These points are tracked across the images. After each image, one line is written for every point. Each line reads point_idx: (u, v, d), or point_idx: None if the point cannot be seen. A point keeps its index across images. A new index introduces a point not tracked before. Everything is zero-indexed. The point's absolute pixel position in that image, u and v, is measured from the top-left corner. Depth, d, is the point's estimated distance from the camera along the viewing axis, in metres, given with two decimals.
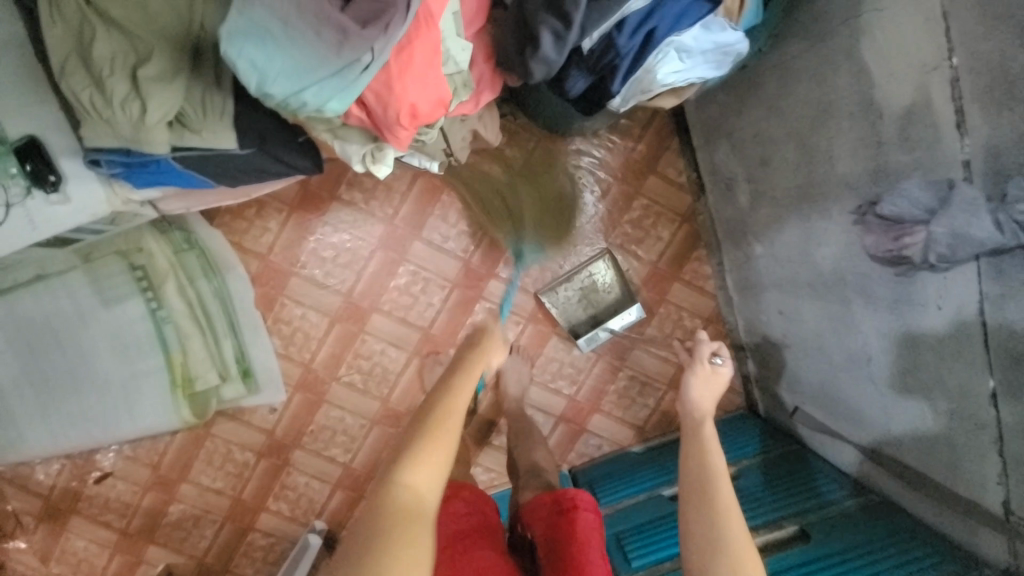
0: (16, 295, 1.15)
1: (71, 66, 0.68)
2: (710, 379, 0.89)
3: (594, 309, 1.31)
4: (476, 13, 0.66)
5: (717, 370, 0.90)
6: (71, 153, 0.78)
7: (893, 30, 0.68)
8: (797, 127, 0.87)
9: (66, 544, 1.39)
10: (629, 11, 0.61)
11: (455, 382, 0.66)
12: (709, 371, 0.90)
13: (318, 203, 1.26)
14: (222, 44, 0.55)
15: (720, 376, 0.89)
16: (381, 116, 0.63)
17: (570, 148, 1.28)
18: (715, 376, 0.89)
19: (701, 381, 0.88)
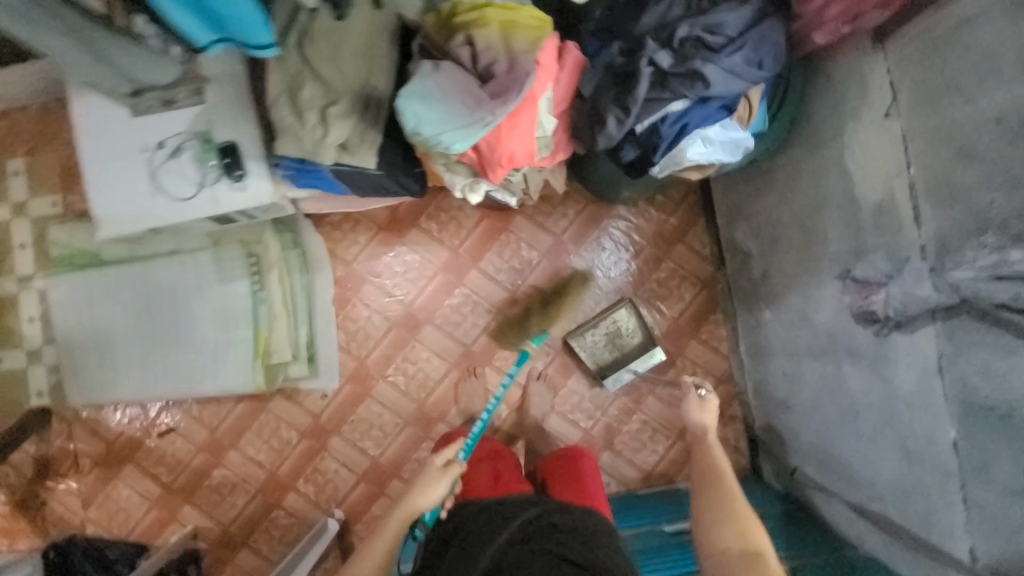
0: (155, 262, 1.42)
1: (281, 98, 0.98)
2: (706, 404, 1.08)
3: (618, 353, 1.46)
4: (563, 99, 0.93)
5: (705, 399, 1.07)
6: (256, 156, 1.07)
7: (868, 144, 0.89)
8: (800, 214, 1.09)
9: (112, 491, 1.52)
10: (671, 110, 0.84)
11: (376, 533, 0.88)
12: (698, 399, 1.08)
13: (401, 227, 1.53)
14: (399, 101, 0.84)
15: (711, 403, 1.07)
16: (487, 157, 0.89)
17: (613, 212, 1.52)
18: (712, 404, 1.07)
19: (699, 405, 1.08)
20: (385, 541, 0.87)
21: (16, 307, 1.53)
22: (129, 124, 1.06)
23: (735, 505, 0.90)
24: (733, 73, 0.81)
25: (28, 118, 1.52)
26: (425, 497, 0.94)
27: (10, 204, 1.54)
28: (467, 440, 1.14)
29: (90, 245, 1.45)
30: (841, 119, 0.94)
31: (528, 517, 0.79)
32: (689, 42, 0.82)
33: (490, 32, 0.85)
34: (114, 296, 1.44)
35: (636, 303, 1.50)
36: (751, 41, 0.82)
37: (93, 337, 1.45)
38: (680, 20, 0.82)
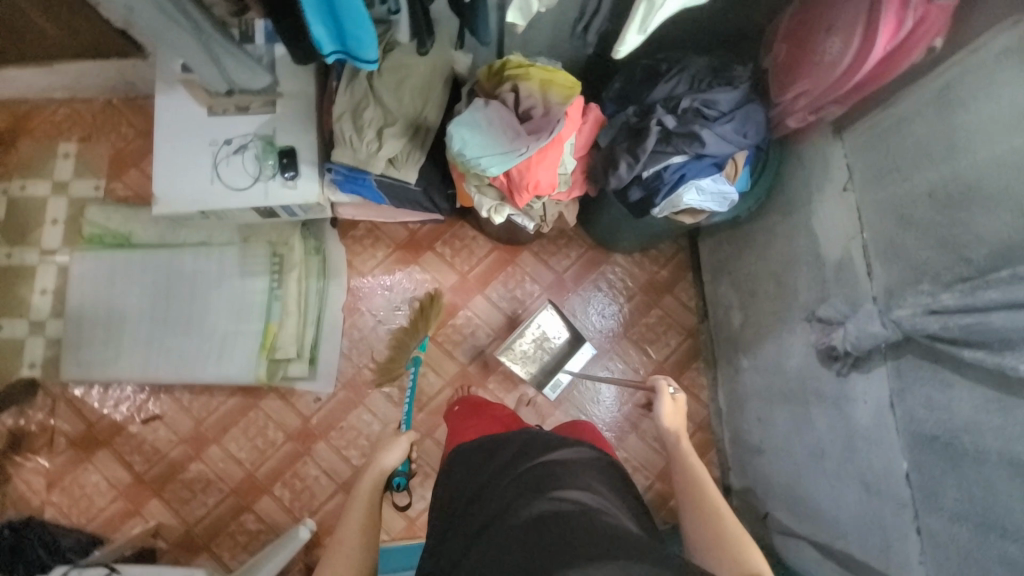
0: (183, 251, 1.51)
1: (343, 114, 1.14)
2: (675, 404, 1.04)
3: (551, 357, 1.52)
4: (583, 146, 1.11)
5: (676, 396, 1.04)
6: (309, 162, 1.21)
7: (828, 213, 1.08)
8: (774, 270, 1.26)
9: (81, 475, 1.48)
10: (673, 161, 1.02)
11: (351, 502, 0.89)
12: (670, 401, 1.04)
13: (417, 248, 1.66)
14: (451, 127, 1.01)
15: (681, 402, 1.04)
16: (517, 183, 1.05)
17: (611, 259, 1.69)
18: (681, 405, 1.04)
19: (670, 408, 1.03)
20: (361, 507, 0.88)
21: (32, 278, 1.58)
22: (205, 121, 1.22)
23: (724, 527, 0.82)
24: (724, 139, 1.00)
25: (91, 109, 1.67)
26: (389, 456, 0.98)
27: (52, 182, 1.64)
28: (403, 416, 1.36)
29: (122, 228, 1.55)
30: (809, 192, 1.14)
31: (545, 451, 0.74)
32: (690, 111, 1.02)
33: (532, 85, 1.04)
34: (134, 277, 1.50)
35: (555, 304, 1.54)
36: (739, 116, 1.02)
37: (103, 314, 1.49)
38: (683, 94, 1.03)
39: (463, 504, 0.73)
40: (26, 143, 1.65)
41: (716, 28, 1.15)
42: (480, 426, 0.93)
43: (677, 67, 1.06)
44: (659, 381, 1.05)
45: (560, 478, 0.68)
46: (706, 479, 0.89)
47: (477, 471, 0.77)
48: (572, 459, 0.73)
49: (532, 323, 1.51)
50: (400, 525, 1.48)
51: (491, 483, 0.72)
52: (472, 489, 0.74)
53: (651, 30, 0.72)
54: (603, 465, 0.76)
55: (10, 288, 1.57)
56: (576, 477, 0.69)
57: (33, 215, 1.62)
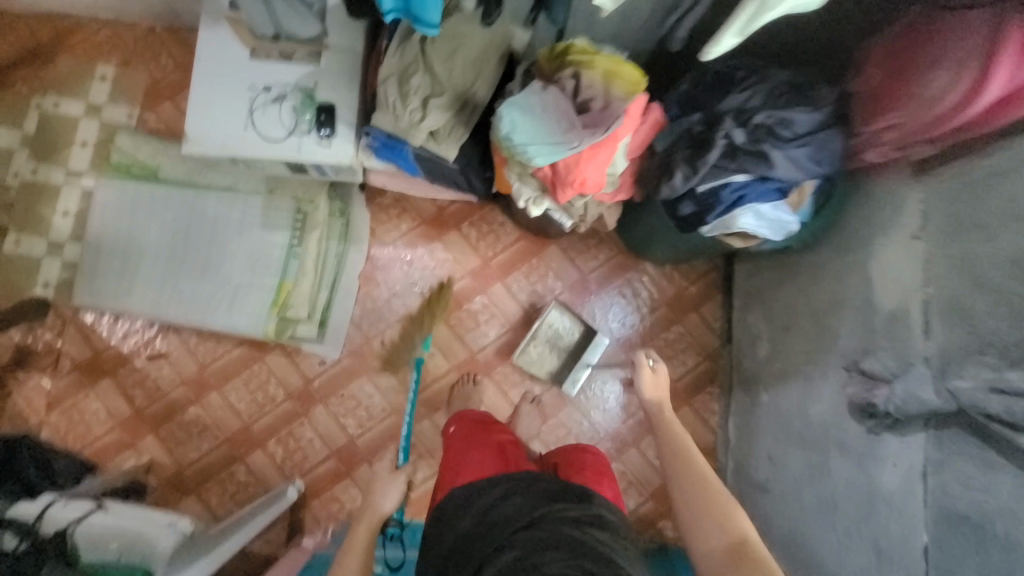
0: (206, 193, 1.48)
1: (389, 77, 1.08)
2: (654, 375, 1.25)
3: (565, 355, 1.52)
4: (637, 147, 1.03)
5: (656, 368, 1.26)
6: (346, 121, 1.15)
7: (891, 261, 1.00)
8: (817, 309, 1.19)
9: (82, 400, 1.49)
10: (734, 179, 0.93)
11: (348, 547, 0.93)
12: (649, 372, 1.24)
13: (443, 225, 1.60)
14: (502, 107, 0.95)
15: (660, 373, 1.25)
16: (561, 177, 0.98)
17: (640, 267, 1.62)
18: (661, 376, 1.25)
19: (648, 379, 1.23)
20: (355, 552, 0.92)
21: (55, 197, 1.56)
22: (246, 63, 1.17)
23: (710, 499, 0.90)
24: (795, 163, 0.90)
25: (133, 34, 1.62)
26: (385, 503, 1.02)
27: (87, 104, 1.60)
28: (402, 434, 1.36)
29: (150, 160, 1.52)
30: (871, 232, 1.05)
31: (540, 511, 0.72)
32: (762, 128, 0.92)
33: (594, 74, 0.96)
34: (156, 213, 1.48)
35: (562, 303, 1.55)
36: (816, 142, 0.91)
37: (121, 244, 1.48)
38: (758, 108, 0.93)
39: (455, 557, 0.73)
40: (64, 58, 1.62)
41: (803, 39, 1.06)
42: (474, 460, 0.87)
43: (755, 77, 0.97)
44: (639, 357, 1.26)
45: (553, 545, 0.67)
46: (691, 444, 1.02)
47: (470, 523, 0.75)
48: (574, 521, 0.71)
49: (543, 321, 1.52)
50: None
51: (484, 541, 0.71)
52: (463, 544, 0.73)
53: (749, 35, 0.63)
54: (600, 521, 0.74)
55: (33, 205, 1.56)
56: (570, 541, 0.67)
57: (63, 134, 1.59)
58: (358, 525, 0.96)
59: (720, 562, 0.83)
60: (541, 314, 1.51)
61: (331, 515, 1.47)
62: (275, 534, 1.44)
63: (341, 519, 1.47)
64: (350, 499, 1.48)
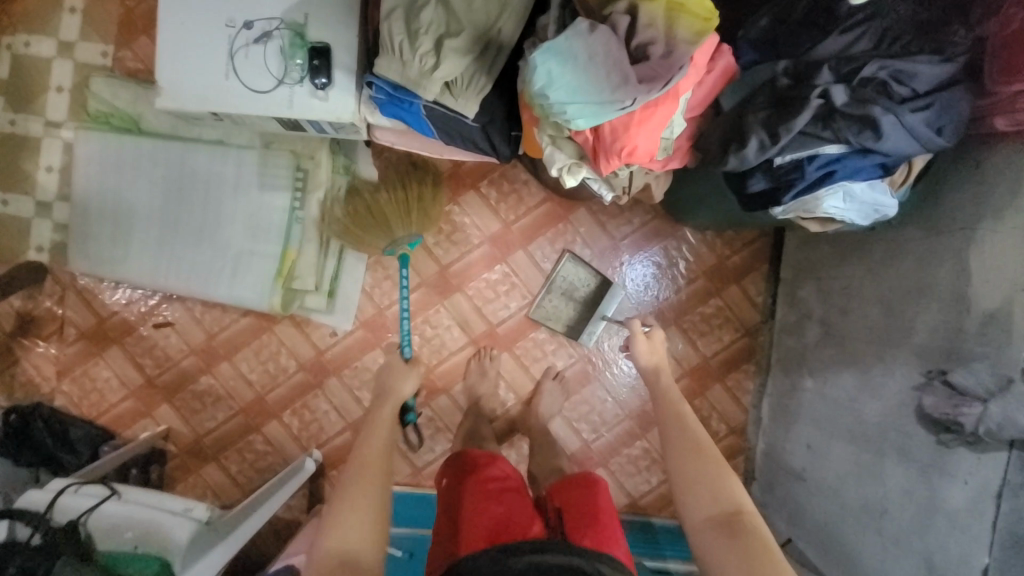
0: (195, 147, 1.32)
1: (395, 13, 0.88)
2: (649, 341, 1.13)
3: (581, 307, 1.43)
4: (698, 104, 0.84)
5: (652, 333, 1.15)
6: (346, 68, 0.97)
7: (997, 250, 0.84)
8: (888, 295, 1.04)
9: (92, 368, 1.45)
10: (825, 151, 0.76)
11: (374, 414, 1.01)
12: (643, 339, 1.13)
13: (459, 184, 1.44)
14: (535, 54, 0.76)
15: (654, 337, 1.14)
16: (606, 144, 0.81)
17: (678, 233, 1.45)
18: (656, 341, 1.14)
19: (644, 346, 1.13)
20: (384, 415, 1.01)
21: (36, 151, 1.42)
22: None
23: (701, 465, 0.85)
24: (910, 133, 0.72)
25: None
26: (405, 384, 1.14)
27: (57, 41, 1.41)
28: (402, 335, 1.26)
29: (130, 108, 1.34)
30: (979, 213, 0.87)
31: None
32: (872, 84, 0.72)
33: (656, 9, 0.75)
34: (143, 170, 1.33)
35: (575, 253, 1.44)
36: (938, 104, 0.72)
37: (110, 206, 1.35)
38: (867, 57, 0.73)
39: None
40: None
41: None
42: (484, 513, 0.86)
43: (863, 12, 0.75)
44: (632, 324, 1.14)
45: None
46: (687, 414, 0.95)
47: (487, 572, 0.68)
48: None
49: (555, 275, 1.43)
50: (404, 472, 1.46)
51: None
52: None
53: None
54: None
55: (15, 160, 1.42)
56: None
57: (35, 78, 1.41)
58: (384, 403, 1.06)
59: (709, 531, 0.78)
60: (551, 265, 1.43)
61: None
62: (295, 501, 1.45)
63: None
64: None
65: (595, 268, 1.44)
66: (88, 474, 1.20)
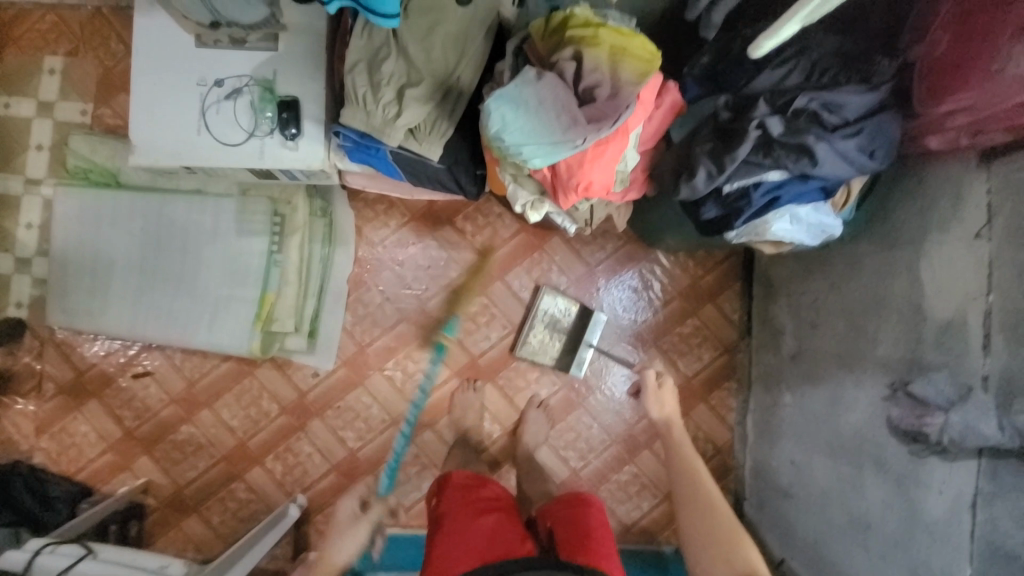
0: (172, 198, 1.35)
1: (358, 67, 0.93)
2: (661, 392, 1.23)
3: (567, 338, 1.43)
4: (650, 138, 0.89)
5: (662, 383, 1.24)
6: (314, 118, 1.01)
7: (946, 261, 0.87)
8: (851, 308, 1.07)
9: (70, 423, 1.43)
10: (768, 178, 0.80)
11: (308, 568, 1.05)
12: (655, 387, 1.24)
13: (435, 220, 1.47)
14: (490, 100, 0.80)
15: (666, 387, 1.23)
16: (563, 181, 0.84)
17: (652, 257, 1.48)
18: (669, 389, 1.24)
19: (656, 393, 1.23)
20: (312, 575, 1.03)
21: (15, 209, 1.44)
22: (193, 55, 1.02)
23: (716, 532, 0.93)
24: (843, 158, 0.77)
25: (77, 18, 1.44)
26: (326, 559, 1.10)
27: (36, 102, 1.45)
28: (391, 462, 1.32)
29: (109, 163, 1.37)
30: (924, 226, 0.91)
31: None
32: (804, 115, 0.77)
33: (600, 54, 0.81)
34: (120, 223, 1.35)
35: (553, 288, 1.44)
36: (867, 130, 0.78)
37: (88, 259, 1.36)
38: (799, 89, 0.78)
39: None
40: (8, 53, 1.45)
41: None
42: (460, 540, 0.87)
43: (794, 47, 0.80)
44: (647, 376, 1.24)
45: None
46: (705, 480, 1.01)
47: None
48: None
49: (537, 310, 1.43)
50: (391, 513, 1.43)
51: None
52: None
53: (809, 22, 0.60)
54: None
55: None
56: None
57: (15, 137, 1.45)
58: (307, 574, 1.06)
59: None
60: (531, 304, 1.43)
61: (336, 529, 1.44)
62: (280, 551, 1.41)
63: None
64: None
65: (573, 295, 1.46)
66: (63, 534, 1.16)
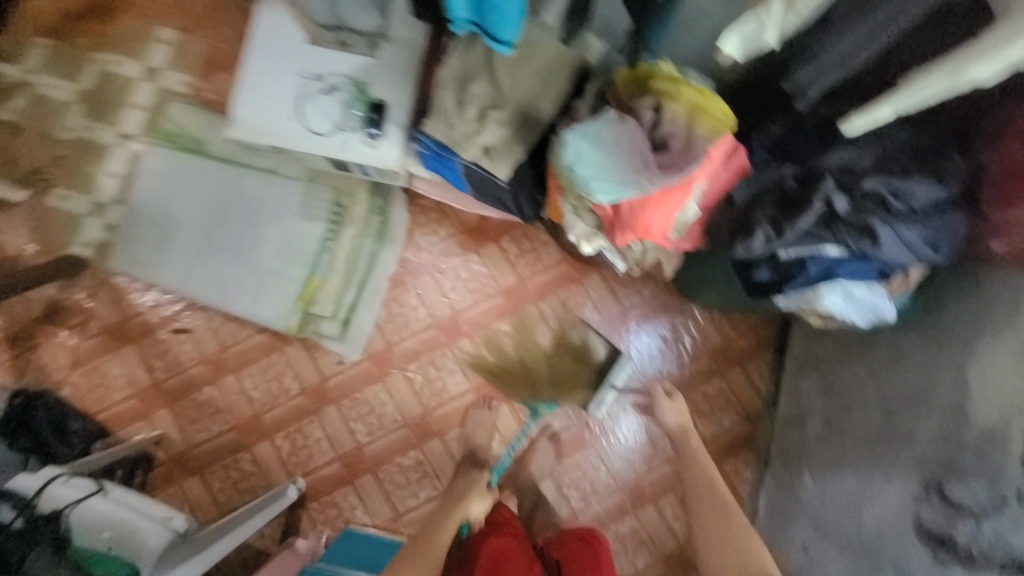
0: (247, 172, 1.44)
1: (449, 84, 1.00)
2: (674, 403, 1.25)
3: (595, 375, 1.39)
4: (713, 193, 0.91)
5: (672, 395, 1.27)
6: (397, 122, 1.09)
7: (997, 367, 0.86)
8: (890, 398, 1.05)
9: (104, 363, 1.50)
10: (827, 253, 0.84)
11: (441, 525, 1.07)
12: (666, 401, 1.24)
13: (482, 236, 1.51)
14: (568, 134, 0.85)
15: (677, 398, 1.25)
16: (623, 219, 0.88)
17: (689, 310, 1.48)
18: (680, 403, 1.25)
19: (669, 408, 1.24)
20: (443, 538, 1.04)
21: (102, 158, 1.52)
22: (302, 49, 1.11)
23: (730, 532, 0.95)
24: (905, 247, 0.81)
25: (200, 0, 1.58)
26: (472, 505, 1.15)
27: (144, 65, 1.55)
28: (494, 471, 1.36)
29: (199, 132, 1.49)
30: (977, 326, 0.90)
31: None
32: (873, 197, 0.79)
33: (678, 109, 0.85)
34: (196, 187, 1.45)
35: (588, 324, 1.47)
36: (932, 223, 0.80)
37: (159, 214, 1.46)
38: (868, 172, 0.80)
39: None
40: (126, 18, 1.57)
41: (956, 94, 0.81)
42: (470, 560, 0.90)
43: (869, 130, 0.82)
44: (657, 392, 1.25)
45: None
46: (715, 477, 1.06)
47: None
48: None
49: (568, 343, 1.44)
50: (385, 515, 1.44)
51: None
52: None
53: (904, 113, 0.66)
54: None
55: (81, 163, 1.53)
56: None
57: (116, 94, 1.54)
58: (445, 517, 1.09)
59: None
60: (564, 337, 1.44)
61: (327, 520, 1.45)
62: (269, 530, 1.42)
63: (338, 526, 1.45)
64: (349, 507, 1.45)
65: (602, 333, 1.47)
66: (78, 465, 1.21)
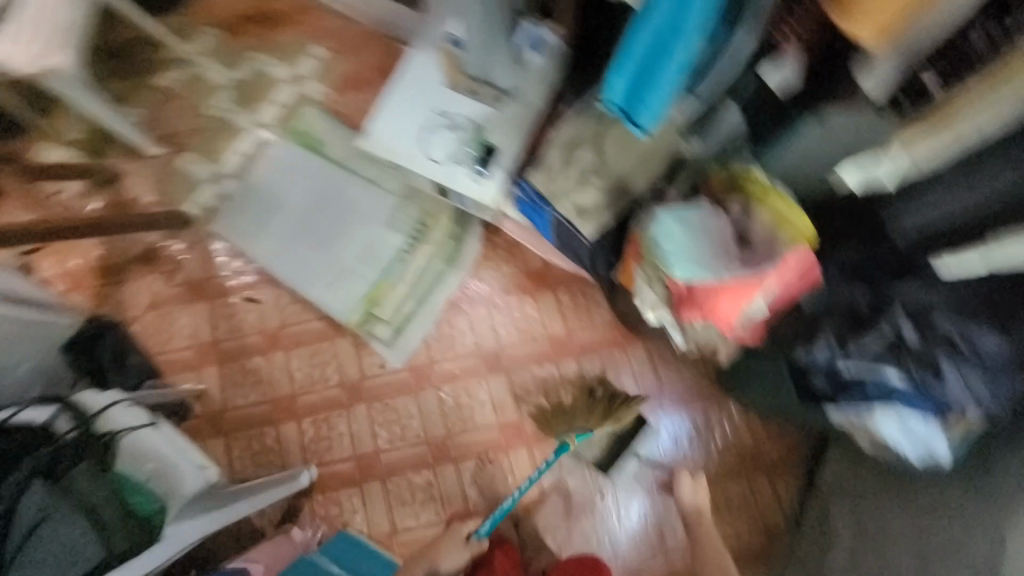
0: (352, 177, 1.61)
1: (559, 146, 1.14)
2: (694, 482, 1.36)
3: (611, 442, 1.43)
4: (784, 298, 0.95)
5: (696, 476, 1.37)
6: (502, 166, 1.22)
7: None
8: (924, 544, 1.03)
9: (174, 312, 1.62)
10: (887, 379, 0.90)
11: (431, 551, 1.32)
12: (690, 481, 1.36)
13: (543, 283, 1.59)
14: (660, 213, 0.96)
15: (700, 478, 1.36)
16: (692, 297, 0.94)
17: (726, 404, 1.48)
18: (700, 482, 1.36)
19: (689, 485, 1.35)
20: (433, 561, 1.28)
21: (233, 138, 1.70)
22: (436, 88, 1.27)
23: None
24: (968, 391, 0.86)
25: (353, 30, 1.76)
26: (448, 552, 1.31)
27: (293, 72, 1.74)
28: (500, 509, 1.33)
29: (322, 136, 1.68)
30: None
31: None
32: (939, 339, 0.87)
33: (765, 214, 0.94)
34: (306, 180, 1.64)
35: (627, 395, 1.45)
36: (998, 375, 0.85)
37: (268, 195, 1.64)
38: (939, 315, 0.88)
39: None
40: (288, 29, 1.77)
41: None
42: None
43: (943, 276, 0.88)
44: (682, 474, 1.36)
45: None
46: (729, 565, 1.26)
47: None
48: None
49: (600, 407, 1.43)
50: (383, 527, 1.46)
51: None
52: None
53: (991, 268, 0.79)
54: None
55: (214, 138, 1.70)
56: None
57: (262, 90, 1.72)
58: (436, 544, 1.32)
59: None
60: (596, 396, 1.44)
61: (326, 517, 1.46)
62: (272, 511, 1.45)
63: (335, 526, 1.46)
64: (350, 510, 1.47)
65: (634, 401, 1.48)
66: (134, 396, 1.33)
